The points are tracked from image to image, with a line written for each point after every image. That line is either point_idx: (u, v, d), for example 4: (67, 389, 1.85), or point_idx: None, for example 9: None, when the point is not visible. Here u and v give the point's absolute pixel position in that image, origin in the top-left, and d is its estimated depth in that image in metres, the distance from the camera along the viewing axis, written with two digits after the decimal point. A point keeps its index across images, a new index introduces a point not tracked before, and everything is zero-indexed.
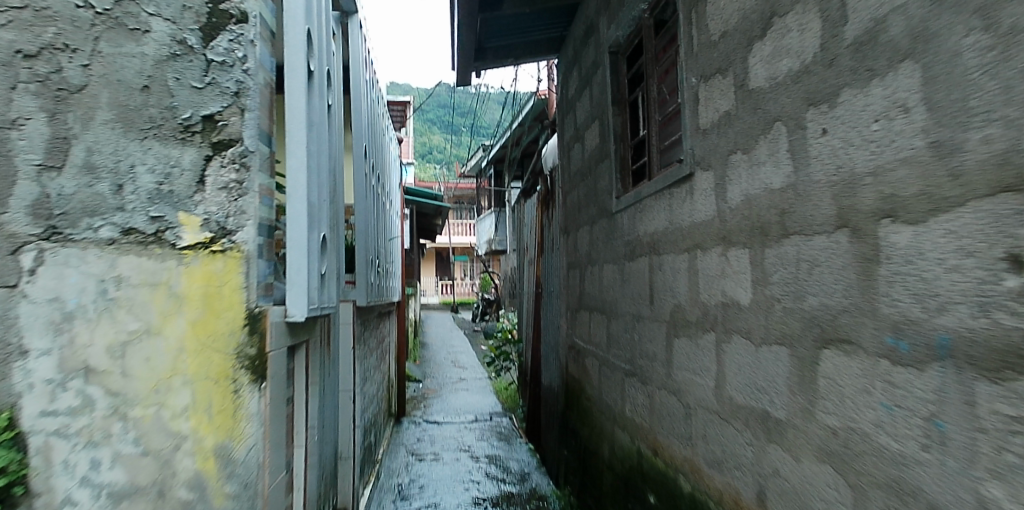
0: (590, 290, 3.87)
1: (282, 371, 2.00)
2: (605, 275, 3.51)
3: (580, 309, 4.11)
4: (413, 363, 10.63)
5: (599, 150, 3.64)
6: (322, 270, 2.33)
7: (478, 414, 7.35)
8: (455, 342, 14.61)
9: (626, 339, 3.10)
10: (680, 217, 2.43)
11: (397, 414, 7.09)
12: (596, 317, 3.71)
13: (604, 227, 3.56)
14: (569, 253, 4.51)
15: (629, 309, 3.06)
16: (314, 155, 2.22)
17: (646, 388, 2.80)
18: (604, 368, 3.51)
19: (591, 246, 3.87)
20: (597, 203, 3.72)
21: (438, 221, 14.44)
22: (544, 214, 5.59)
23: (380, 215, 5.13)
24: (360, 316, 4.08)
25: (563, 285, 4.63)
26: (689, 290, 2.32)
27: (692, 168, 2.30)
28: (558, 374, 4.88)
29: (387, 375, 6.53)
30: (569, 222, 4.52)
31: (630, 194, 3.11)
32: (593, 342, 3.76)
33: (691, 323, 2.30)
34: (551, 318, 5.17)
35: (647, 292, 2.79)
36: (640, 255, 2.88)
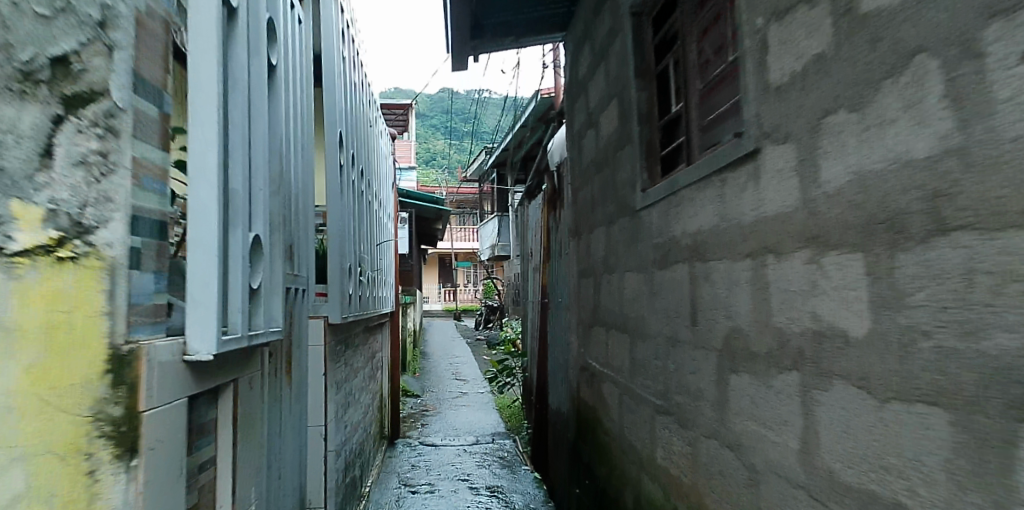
0: (608, 304, 3.25)
1: (181, 433, 1.36)
2: (627, 286, 2.89)
3: (595, 326, 3.49)
4: (412, 376, 10.02)
5: (619, 135, 3.03)
6: (256, 282, 1.70)
7: (479, 436, 6.72)
8: (457, 351, 13.99)
9: (656, 367, 2.49)
10: (737, 210, 1.82)
11: (391, 436, 6.47)
12: (615, 338, 3.09)
13: (625, 227, 2.94)
14: (580, 259, 3.88)
15: (661, 329, 2.45)
16: (239, 123, 1.60)
17: (687, 433, 2.18)
18: (627, 399, 2.90)
19: (607, 250, 3.26)
20: (615, 200, 3.11)
21: (440, 225, 13.85)
22: (551, 216, 5.00)
23: (364, 222, 4.52)
24: (338, 334, 3.47)
25: (574, 297, 4.01)
26: (755, 310, 1.72)
27: (758, 142, 1.71)
28: (567, 398, 4.26)
29: (378, 395, 5.92)
30: (580, 223, 3.90)
31: (660, 185, 2.50)
32: (612, 367, 3.13)
33: (758, 356, 1.69)
34: (559, 333, 4.56)
35: (687, 309, 2.18)
36: (677, 261, 2.27)
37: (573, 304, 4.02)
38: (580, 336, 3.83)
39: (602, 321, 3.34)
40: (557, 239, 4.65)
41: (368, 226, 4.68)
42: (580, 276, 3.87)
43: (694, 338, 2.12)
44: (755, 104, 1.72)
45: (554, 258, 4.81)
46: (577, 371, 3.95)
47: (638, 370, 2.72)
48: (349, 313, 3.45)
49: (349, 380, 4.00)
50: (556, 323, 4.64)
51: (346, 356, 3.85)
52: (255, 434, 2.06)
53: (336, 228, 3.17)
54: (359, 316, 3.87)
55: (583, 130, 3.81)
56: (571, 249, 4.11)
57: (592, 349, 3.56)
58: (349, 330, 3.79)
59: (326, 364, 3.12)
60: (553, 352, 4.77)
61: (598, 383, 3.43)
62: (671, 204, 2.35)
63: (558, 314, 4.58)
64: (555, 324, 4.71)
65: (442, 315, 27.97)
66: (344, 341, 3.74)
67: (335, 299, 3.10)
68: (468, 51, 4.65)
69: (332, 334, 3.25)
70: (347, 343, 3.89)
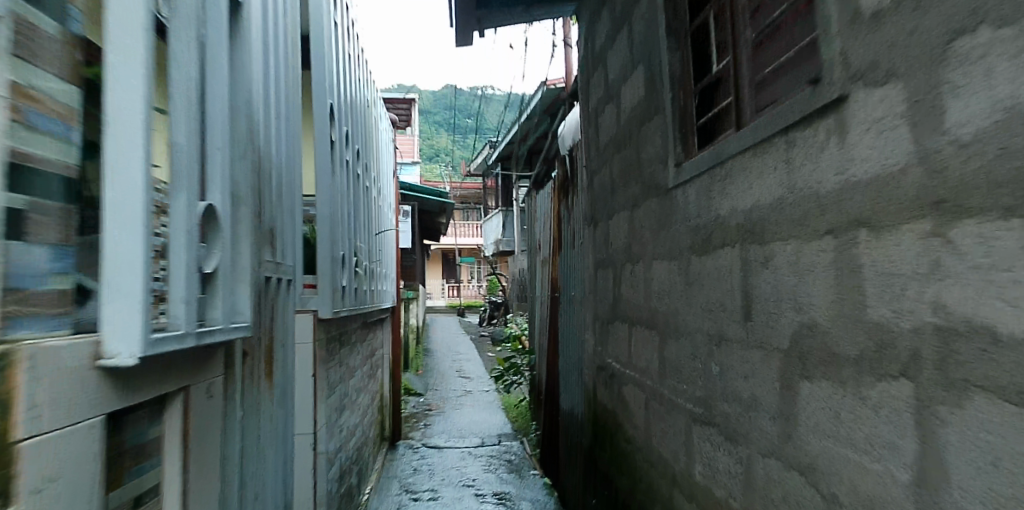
0: (630, 298, 2.89)
1: (96, 466, 1.01)
2: (655, 276, 2.54)
3: (615, 322, 3.12)
4: (414, 374, 9.68)
5: (646, 105, 2.67)
6: (215, 265, 1.35)
7: (484, 438, 6.38)
8: (460, 349, 13.66)
9: (695, 370, 2.14)
10: (812, 178, 1.47)
11: (392, 438, 6.12)
12: (640, 335, 2.73)
13: (653, 209, 2.58)
14: (597, 249, 3.52)
15: (699, 325, 2.10)
16: (184, 59, 1.24)
17: (737, 449, 1.84)
18: (655, 404, 2.55)
19: (630, 237, 2.89)
20: (641, 179, 2.74)
21: (443, 219, 13.51)
22: (563, 204, 4.63)
23: (362, 211, 4.15)
24: (332, 331, 3.13)
25: (590, 290, 3.65)
26: (840, 302, 1.37)
27: (843, 89, 1.36)
28: (582, 400, 3.91)
29: (379, 394, 5.58)
30: (597, 208, 3.53)
31: (700, 157, 2.14)
32: (637, 368, 2.78)
33: (847, 360, 1.35)
34: (572, 330, 4.21)
35: (739, 301, 1.83)
36: (724, 245, 1.91)
37: (589, 298, 3.66)
38: (597, 333, 3.46)
39: (624, 316, 2.99)
40: (571, 228, 4.28)
41: (365, 215, 4.31)
42: (597, 268, 3.50)
43: (749, 335, 1.77)
44: (839, 41, 1.38)
45: (566, 248, 4.45)
46: (593, 372, 3.59)
47: (670, 373, 2.36)
48: (344, 308, 3.09)
49: (345, 381, 3.66)
50: (569, 319, 4.29)
51: (341, 355, 3.49)
52: (219, 451, 1.71)
53: (327, 212, 2.81)
54: (356, 312, 3.51)
55: (600, 106, 3.45)
56: (586, 238, 3.75)
57: (612, 347, 3.19)
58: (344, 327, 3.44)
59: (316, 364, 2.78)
60: (566, 350, 4.41)
61: (619, 386, 3.07)
62: (715, 177, 2.00)
63: (571, 309, 4.22)
64: (567, 320, 4.35)
65: (445, 311, 27.64)
66: (339, 339, 3.38)
67: (326, 292, 2.74)
68: (474, 24, 4.29)
69: (325, 331, 2.90)
70: (342, 341, 3.53)
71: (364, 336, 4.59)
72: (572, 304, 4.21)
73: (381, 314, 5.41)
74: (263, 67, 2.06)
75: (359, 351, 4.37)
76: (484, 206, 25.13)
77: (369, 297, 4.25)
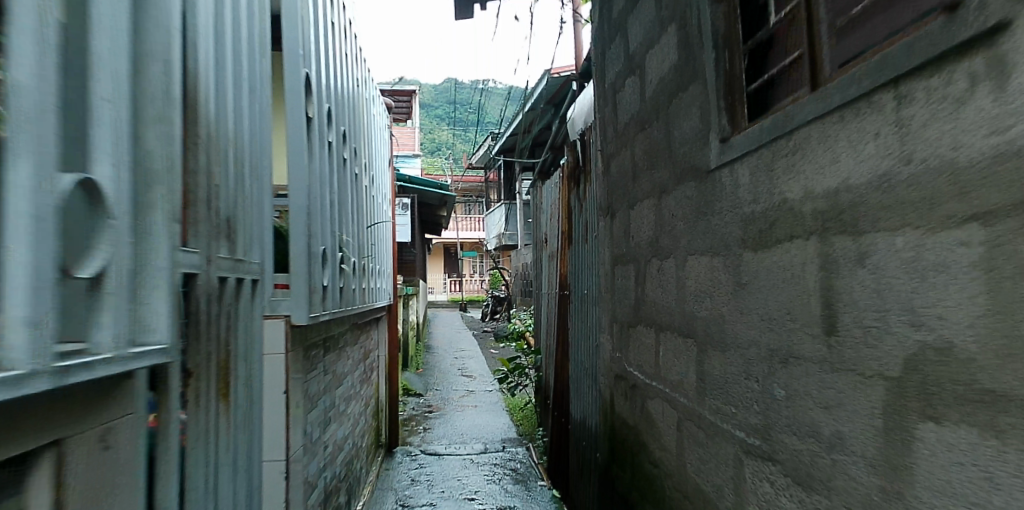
0: (657, 300, 2.48)
1: None
2: (691, 274, 2.13)
3: (638, 326, 2.71)
4: (415, 372, 9.30)
5: (677, 72, 2.25)
6: (100, 265, 0.95)
7: (488, 443, 5.99)
8: (461, 345, 13.26)
9: (748, 392, 1.72)
10: (944, 143, 1.06)
11: (389, 445, 5.72)
12: (670, 344, 2.33)
13: (688, 195, 2.17)
14: (614, 242, 3.11)
15: (755, 335, 1.69)
16: None
17: (815, 498, 1.43)
18: (691, 425, 2.14)
19: (657, 229, 2.48)
20: (670, 161, 2.33)
21: (443, 212, 13.07)
22: (573, 193, 4.21)
23: (353, 202, 3.74)
24: (313, 337, 2.73)
25: (606, 288, 3.24)
26: (995, 318, 0.96)
27: (1001, 13, 0.94)
28: (596, 410, 3.51)
29: (374, 399, 5.19)
30: (615, 197, 3.11)
31: (753, 130, 1.73)
32: (667, 382, 2.36)
33: (1006, 401, 0.93)
34: (584, 331, 3.80)
35: (818, 308, 1.42)
36: (796, 237, 1.50)
37: (605, 297, 3.24)
38: (616, 338, 3.05)
39: (648, 321, 2.58)
40: (583, 219, 3.86)
41: (357, 207, 3.90)
42: (614, 265, 3.09)
43: (833, 355, 1.35)
44: None
45: (577, 242, 4.04)
46: (610, 380, 3.18)
47: (712, 392, 1.96)
48: (327, 312, 2.68)
49: (331, 391, 3.27)
50: (581, 320, 3.88)
51: (325, 362, 3.08)
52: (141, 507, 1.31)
53: (303, 202, 2.39)
54: (342, 314, 3.09)
55: (619, 81, 3.02)
56: (602, 231, 3.33)
57: (633, 356, 2.79)
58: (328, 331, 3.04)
59: (291, 377, 2.38)
60: (577, 354, 4.00)
61: (643, 400, 2.66)
62: (781, 152, 1.58)
63: (583, 310, 3.82)
64: (579, 321, 3.94)
65: (447, 306, 27.22)
66: (322, 346, 2.98)
67: (302, 295, 2.32)
68: None
69: (303, 338, 2.50)
70: (327, 347, 3.13)
71: (355, 339, 4.19)
72: (584, 304, 3.79)
73: (376, 313, 5.01)
74: (191, 16, 1.63)
75: (350, 355, 3.97)
76: (486, 198, 24.67)
77: (359, 296, 3.85)
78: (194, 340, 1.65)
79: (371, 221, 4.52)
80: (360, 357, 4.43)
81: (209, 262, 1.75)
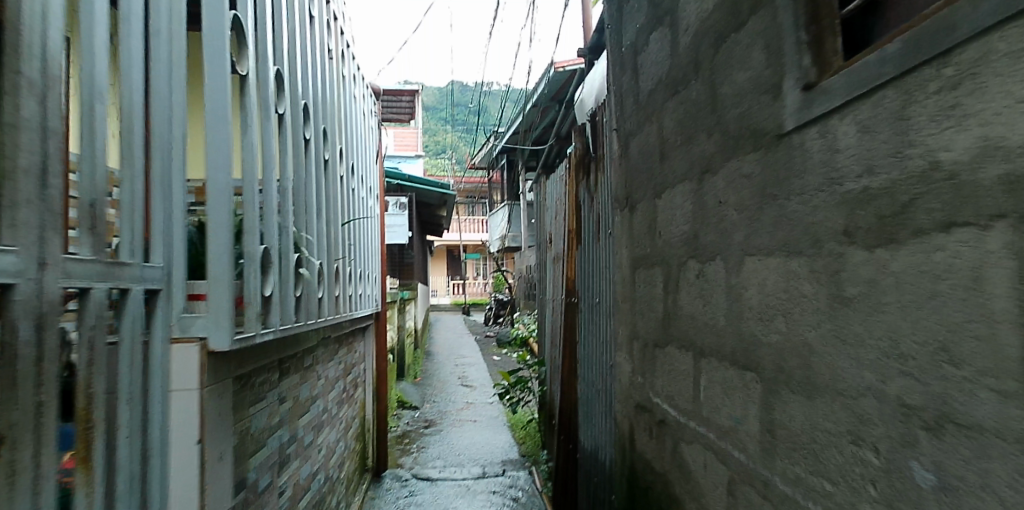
0: (696, 314, 1.89)
1: None
2: (752, 281, 1.54)
3: (669, 347, 2.11)
4: (411, 381, 8.69)
5: (729, 8, 1.67)
6: None
7: (486, 466, 5.37)
8: (461, 351, 12.62)
9: (858, 463, 1.14)
10: None
11: (376, 468, 5.06)
12: (716, 374, 1.74)
13: (749, 173, 1.58)
14: (636, 239, 2.50)
15: (871, 379, 1.10)
16: None
17: None
18: (750, 491, 1.54)
19: (700, 220, 1.88)
20: (722, 128, 1.73)
21: (442, 211, 12.47)
22: (581, 184, 3.63)
23: (323, 192, 3.12)
24: (261, 360, 2.14)
25: (625, 297, 2.65)
26: None
27: None
28: (611, 443, 2.90)
29: (359, 417, 4.58)
30: (637, 183, 2.50)
31: (862, 65, 1.17)
32: (712, 425, 1.76)
33: None
34: (596, 346, 3.20)
35: (1006, 345, 0.83)
36: (954, 223, 0.92)
37: (625, 308, 2.64)
38: (638, 360, 2.45)
39: (684, 342, 1.98)
40: (595, 212, 3.26)
41: (331, 200, 3.28)
42: (637, 269, 2.47)
43: None
44: None
45: (587, 240, 3.46)
46: (629, 410, 2.58)
47: (788, 452, 1.37)
48: (275, 329, 2.06)
49: (290, 423, 2.67)
50: (592, 332, 3.28)
51: (281, 388, 2.49)
52: None
53: (228, 184, 1.77)
54: (302, 330, 2.48)
55: (643, 39, 2.42)
56: (619, 227, 2.74)
57: (660, 384, 2.20)
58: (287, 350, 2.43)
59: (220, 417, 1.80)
60: (587, 373, 3.40)
61: (674, 442, 2.06)
62: (929, 92, 0.98)
63: (595, 321, 3.22)
64: (589, 333, 3.34)
65: (449, 310, 26.60)
66: (275, 369, 2.38)
67: (225, 308, 1.68)
68: None
69: (240, 364, 1.89)
70: (283, 369, 2.53)
71: (331, 355, 3.58)
72: (597, 313, 3.19)
73: (361, 322, 4.42)
74: None
75: (324, 373, 3.38)
76: (489, 200, 24.05)
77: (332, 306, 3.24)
78: (9, 391, 1.04)
79: (351, 219, 3.89)
80: (339, 376, 3.83)
81: (43, 267, 1.11)
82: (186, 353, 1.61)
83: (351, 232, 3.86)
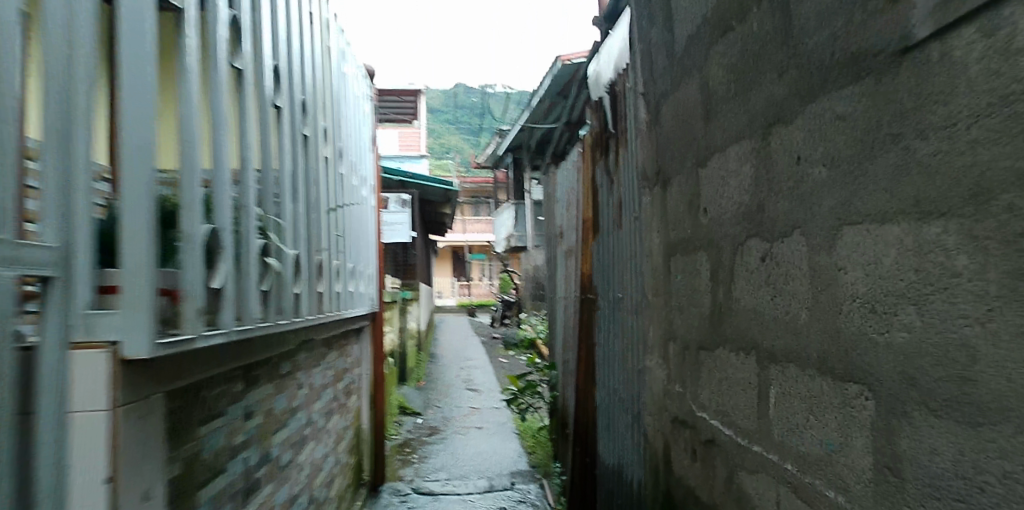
0: (761, 308, 1.47)
1: None
2: (856, 262, 1.12)
3: (721, 349, 1.69)
4: (414, 385, 8.28)
5: None
6: None
7: (493, 478, 4.94)
8: (467, 353, 12.18)
9: None
10: None
11: (374, 482, 4.64)
12: (796, 386, 1.32)
13: (843, 114, 1.17)
14: (673, 219, 2.07)
15: None
16: None
17: None
18: None
19: (766, 186, 1.46)
20: (800, 60, 1.31)
21: (444, 208, 12.02)
22: (598, 165, 3.20)
23: (307, 174, 2.69)
24: (216, 367, 1.72)
25: (657, 289, 2.23)
26: None
27: None
28: (640, 462, 2.48)
29: (354, 426, 4.17)
30: (672, 154, 2.07)
31: None
32: (789, 453, 1.35)
33: None
34: (620, 348, 2.77)
35: None
36: None
37: (657, 303, 2.22)
38: (677, 366, 2.02)
39: (743, 344, 1.56)
40: (616, 195, 2.84)
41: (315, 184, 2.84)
42: (675, 256, 2.05)
43: None
44: None
45: (605, 227, 3.04)
46: (663, 424, 2.16)
47: (926, 503, 0.95)
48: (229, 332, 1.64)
49: (262, 442, 2.26)
50: (614, 331, 2.85)
51: (247, 401, 2.09)
52: None
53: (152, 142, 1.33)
54: (272, 332, 2.06)
55: None
56: (648, 208, 2.32)
57: (708, 394, 1.78)
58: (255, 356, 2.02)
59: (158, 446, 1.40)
60: (608, 379, 2.97)
61: (729, 468, 1.64)
62: None
63: (618, 319, 2.80)
64: (610, 333, 2.92)
65: (454, 311, 26.16)
66: (238, 379, 1.98)
67: (142, 304, 1.25)
68: None
69: (177, 376, 1.47)
70: (251, 379, 2.12)
71: (319, 359, 3.17)
72: (620, 310, 2.77)
73: (355, 323, 4.02)
74: None
75: (310, 381, 2.97)
76: (494, 199, 23.62)
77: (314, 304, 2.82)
78: None
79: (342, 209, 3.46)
80: (329, 383, 3.41)
81: None
82: (90, 362, 1.19)
83: (342, 222, 3.43)
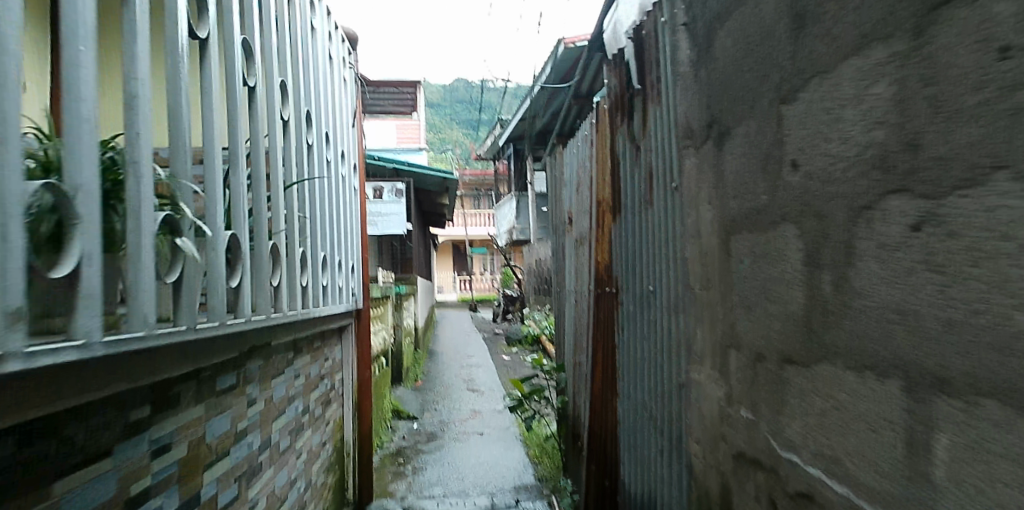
0: (914, 309, 0.92)
1: None
2: None
3: (826, 366, 1.15)
4: (411, 385, 7.73)
5: None
6: None
7: (495, 494, 4.36)
8: (469, 350, 11.61)
9: None
10: None
11: (359, 500, 4.06)
12: (991, 438, 0.79)
13: None
14: (735, 185, 1.52)
15: None
16: None
17: None
18: None
19: (919, 111, 0.91)
20: None
21: (444, 198, 11.46)
22: (619, 132, 2.64)
23: (257, 138, 2.14)
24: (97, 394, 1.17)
25: (708, 280, 1.69)
26: None
27: None
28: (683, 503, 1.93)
29: (334, 441, 3.61)
30: (732, 95, 1.51)
31: None
32: None
33: None
34: (652, 353, 2.22)
35: None
36: None
37: (710, 298, 1.67)
38: (743, 383, 1.49)
39: (872, 361, 1.02)
40: (645, 164, 2.27)
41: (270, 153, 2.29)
42: (739, 234, 1.50)
43: None
44: None
45: (630, 206, 2.47)
46: (720, 459, 1.62)
47: None
48: (100, 341, 1.12)
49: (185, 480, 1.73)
50: (644, 333, 2.30)
51: (155, 430, 1.56)
52: None
53: None
54: (192, 338, 1.53)
55: None
56: (694, 174, 1.77)
57: (799, 428, 1.25)
58: (171, 371, 1.49)
59: None
60: (636, 391, 2.41)
61: None
62: None
63: (649, 318, 2.24)
64: (638, 336, 2.37)
65: (456, 306, 25.61)
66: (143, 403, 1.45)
67: None
68: None
69: (31, 408, 0.96)
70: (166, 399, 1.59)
71: (284, 366, 2.63)
72: (651, 307, 2.21)
73: (335, 323, 3.47)
74: None
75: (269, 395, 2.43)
76: (496, 192, 23.01)
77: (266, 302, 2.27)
78: None
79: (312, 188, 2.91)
80: (298, 393, 2.87)
81: None
82: None
83: (312, 204, 2.89)
